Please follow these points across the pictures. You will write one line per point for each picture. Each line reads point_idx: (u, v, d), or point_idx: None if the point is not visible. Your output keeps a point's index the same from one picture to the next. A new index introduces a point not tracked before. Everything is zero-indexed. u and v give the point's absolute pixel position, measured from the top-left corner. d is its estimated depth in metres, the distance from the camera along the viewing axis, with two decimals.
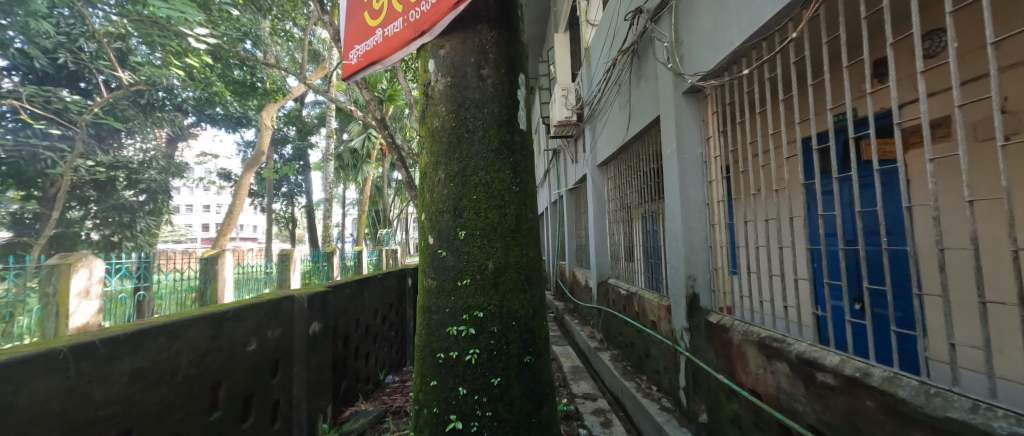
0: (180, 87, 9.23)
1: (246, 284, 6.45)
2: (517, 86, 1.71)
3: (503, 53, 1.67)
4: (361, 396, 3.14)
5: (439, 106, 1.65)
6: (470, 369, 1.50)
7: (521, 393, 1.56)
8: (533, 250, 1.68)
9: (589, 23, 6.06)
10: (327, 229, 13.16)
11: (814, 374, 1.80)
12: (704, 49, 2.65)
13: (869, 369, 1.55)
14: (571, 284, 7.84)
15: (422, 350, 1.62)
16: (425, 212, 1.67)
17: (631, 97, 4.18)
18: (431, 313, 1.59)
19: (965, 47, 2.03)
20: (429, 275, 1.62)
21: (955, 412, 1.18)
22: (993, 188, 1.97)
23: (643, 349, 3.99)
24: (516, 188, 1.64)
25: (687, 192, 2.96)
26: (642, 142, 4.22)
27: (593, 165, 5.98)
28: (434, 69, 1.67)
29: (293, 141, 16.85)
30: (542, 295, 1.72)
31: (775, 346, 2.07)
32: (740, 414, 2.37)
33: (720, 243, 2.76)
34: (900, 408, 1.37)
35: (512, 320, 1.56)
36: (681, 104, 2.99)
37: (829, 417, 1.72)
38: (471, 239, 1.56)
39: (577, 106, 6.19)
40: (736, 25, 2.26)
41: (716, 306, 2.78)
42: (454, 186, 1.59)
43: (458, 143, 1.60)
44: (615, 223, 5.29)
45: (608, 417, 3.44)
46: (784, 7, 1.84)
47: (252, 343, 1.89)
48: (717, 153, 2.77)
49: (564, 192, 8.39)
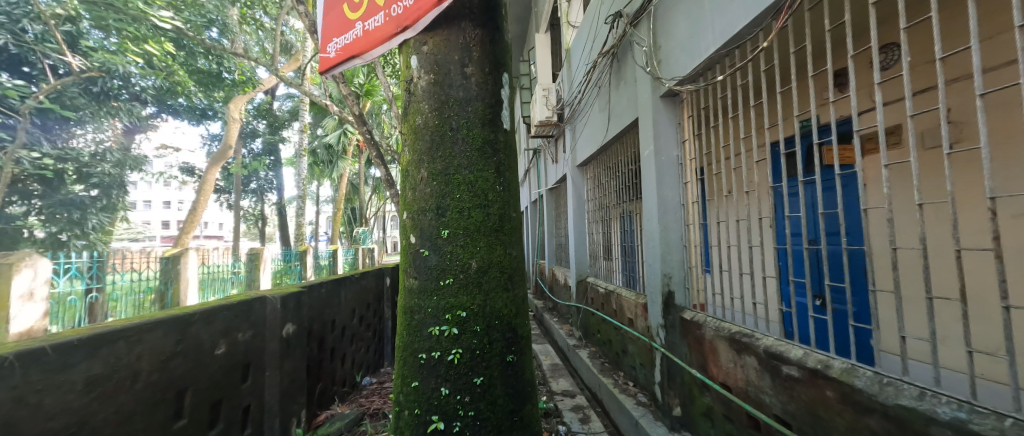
0: (138, 75, 8.62)
1: (212, 285, 6.17)
2: (501, 85, 1.71)
3: (487, 52, 1.67)
4: (337, 398, 3.06)
5: (422, 104, 1.62)
6: (453, 369, 1.49)
7: (504, 391, 1.56)
8: (516, 248, 1.69)
9: (569, 24, 6.11)
10: (300, 227, 12.69)
11: (780, 366, 1.90)
12: (681, 55, 2.73)
13: (830, 361, 1.66)
14: (550, 282, 7.89)
15: (402, 351, 1.60)
16: (406, 210, 1.65)
17: (611, 99, 4.25)
18: (412, 313, 1.57)
19: (916, 61, 2.20)
20: (411, 275, 1.60)
21: (906, 400, 1.28)
22: (939, 192, 2.13)
23: (620, 346, 4.07)
24: (500, 188, 1.64)
25: (663, 193, 3.04)
26: (621, 144, 4.30)
27: (573, 165, 6.05)
28: (416, 66, 1.64)
29: (264, 136, 16.09)
30: (526, 294, 1.72)
31: (744, 341, 2.18)
32: (712, 407, 2.48)
33: (694, 243, 2.86)
34: (857, 397, 1.47)
35: (495, 319, 1.56)
36: (659, 108, 3.07)
37: (793, 407, 1.83)
38: (454, 238, 1.55)
39: (558, 106, 6.26)
40: (711, 32, 2.35)
41: (690, 303, 2.89)
42: (437, 184, 1.58)
43: (441, 141, 1.58)
44: (594, 223, 5.38)
45: (586, 413, 3.52)
46: (757, 16, 1.94)
47: (221, 346, 1.81)
48: (692, 155, 2.87)
49: (543, 191, 8.47)
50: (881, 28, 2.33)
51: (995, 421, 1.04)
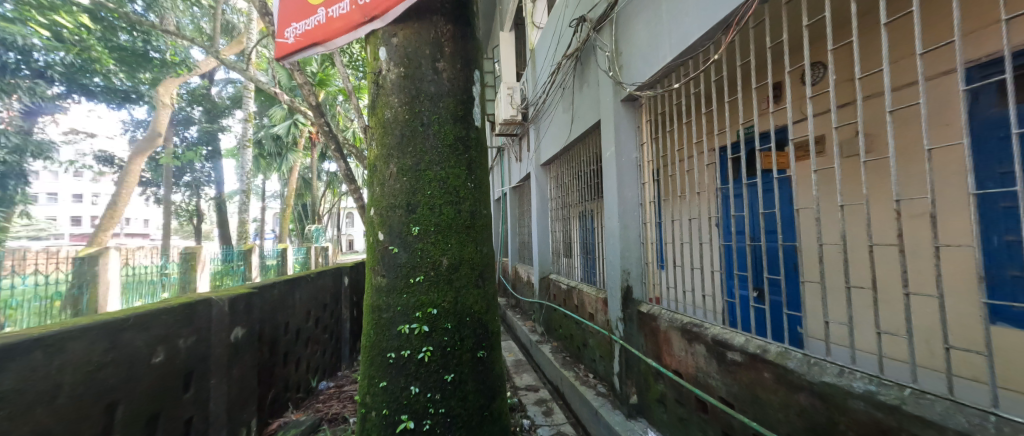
0: (43, 48, 7.44)
1: (138, 288, 5.54)
2: (472, 82, 1.71)
3: (459, 48, 1.66)
4: (291, 405, 2.88)
5: (391, 97, 1.58)
6: (423, 367, 1.48)
7: (474, 387, 1.57)
8: (487, 245, 1.70)
9: (534, 25, 6.20)
10: (243, 224, 11.73)
11: (725, 352, 2.08)
12: (641, 62, 2.89)
13: (767, 345, 1.84)
14: (513, 279, 8.00)
15: (369, 351, 1.55)
16: (374, 207, 1.60)
17: (574, 100, 4.38)
18: (380, 312, 1.53)
19: (840, 78, 2.49)
20: (379, 272, 1.55)
21: (828, 377, 1.47)
22: (856, 195, 2.43)
23: (581, 339, 4.22)
24: (471, 185, 1.64)
25: (623, 192, 3.18)
26: (584, 144, 4.44)
27: (536, 164, 6.15)
28: (385, 57, 1.59)
29: (200, 124, 14.64)
30: (497, 290, 1.74)
31: (695, 331, 2.36)
32: (666, 393, 2.67)
33: (650, 240, 3.03)
34: (789, 376, 1.65)
35: (466, 316, 1.56)
36: (620, 111, 3.21)
37: (736, 389, 2.01)
38: (424, 234, 1.53)
39: (522, 105, 6.36)
40: (668, 43, 2.51)
41: (647, 297, 3.07)
42: (407, 180, 1.55)
43: (411, 136, 1.55)
44: (557, 221, 5.51)
45: (549, 406, 3.70)
46: (709, 30, 2.11)
47: (159, 354, 1.64)
48: (650, 158, 3.04)
49: (507, 190, 8.52)
50: (812, 47, 2.61)
51: (897, 391, 1.24)
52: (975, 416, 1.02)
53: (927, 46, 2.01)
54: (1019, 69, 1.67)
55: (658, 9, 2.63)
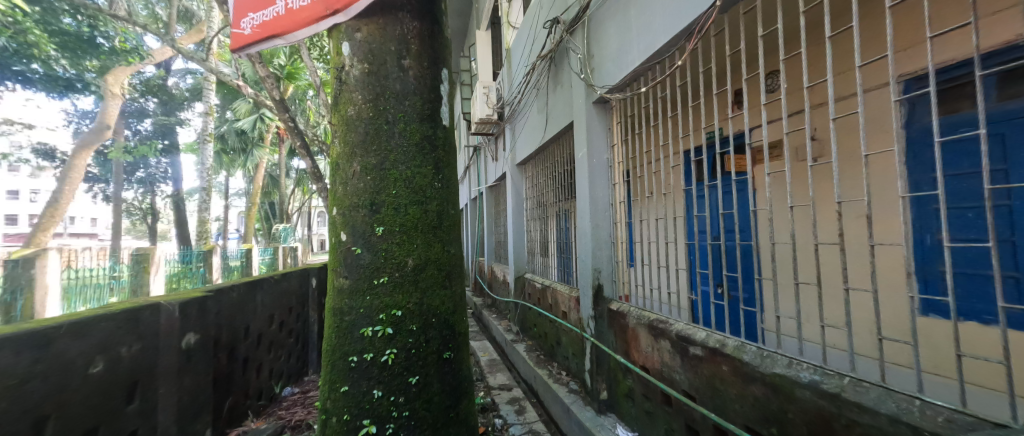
0: None
1: (82, 292, 5.19)
2: (440, 81, 1.69)
3: (426, 46, 1.63)
4: (251, 413, 2.75)
5: (354, 94, 1.53)
6: (387, 370, 1.45)
7: (440, 388, 1.56)
8: (454, 246, 1.69)
9: (510, 24, 6.21)
10: (204, 223, 11.13)
11: (688, 347, 2.16)
12: (611, 65, 2.96)
13: (726, 340, 1.92)
14: (489, 279, 7.99)
15: (330, 355, 1.50)
16: (336, 206, 1.55)
17: (548, 101, 4.42)
18: (342, 314, 1.48)
19: (794, 87, 2.63)
20: (341, 274, 1.51)
21: (779, 368, 1.55)
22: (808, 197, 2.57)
23: (554, 338, 4.27)
24: (438, 184, 1.63)
25: (595, 193, 3.24)
26: (558, 145, 4.49)
27: (512, 163, 6.16)
28: (348, 53, 1.55)
29: (155, 116, 13.77)
30: (464, 291, 1.73)
31: (660, 327, 2.43)
32: (633, 388, 2.74)
33: (621, 240, 3.09)
34: (744, 369, 1.73)
35: (431, 317, 1.55)
36: (591, 113, 3.26)
37: (697, 382, 2.09)
38: (389, 235, 1.50)
39: (498, 105, 6.37)
40: (635, 48, 2.59)
41: (617, 295, 3.14)
42: (372, 179, 1.51)
43: (376, 134, 1.52)
44: (533, 220, 5.54)
45: (522, 405, 3.71)
46: (674, 36, 2.19)
47: (98, 364, 1.53)
48: (620, 159, 3.10)
49: (483, 189, 8.50)
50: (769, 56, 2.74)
51: (837, 380, 1.32)
52: (903, 401, 1.11)
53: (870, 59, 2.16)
54: (945, 83, 1.83)
55: (627, 15, 2.69)
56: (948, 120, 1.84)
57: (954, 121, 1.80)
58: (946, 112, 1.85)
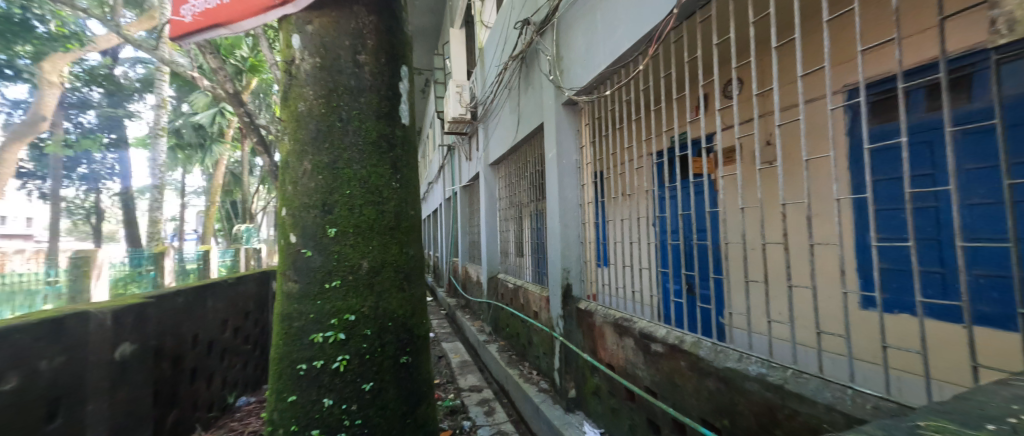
0: None
1: (10, 299, 4.86)
2: (399, 78, 1.65)
3: (383, 41, 1.59)
4: (200, 426, 2.58)
5: (305, 89, 1.47)
6: (338, 377, 1.40)
7: (396, 394, 1.52)
8: (414, 247, 1.65)
9: (483, 23, 6.18)
10: (155, 223, 10.43)
11: (650, 344, 2.20)
12: (578, 68, 2.99)
13: (684, 336, 1.97)
14: (463, 279, 7.92)
15: (278, 362, 1.43)
16: (286, 207, 1.48)
17: (520, 102, 4.42)
18: (290, 320, 1.42)
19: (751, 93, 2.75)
20: (290, 278, 1.44)
21: (729, 362, 1.61)
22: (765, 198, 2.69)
23: (526, 338, 4.27)
24: (396, 184, 1.59)
25: (564, 193, 3.25)
26: (530, 145, 4.50)
27: (484, 164, 6.12)
28: (298, 46, 1.48)
29: (100, 108, 12.80)
30: (424, 293, 1.69)
31: (625, 325, 2.47)
32: (600, 385, 2.77)
33: (590, 240, 3.13)
34: (700, 364, 1.78)
35: (388, 321, 1.50)
36: (561, 115, 3.28)
37: (658, 378, 2.14)
38: (342, 236, 1.45)
39: (471, 104, 6.32)
40: (601, 52, 2.63)
41: (585, 294, 3.18)
42: (323, 179, 1.45)
43: (328, 132, 1.46)
44: (506, 221, 5.53)
45: (492, 406, 3.69)
46: (637, 41, 2.25)
47: (9, 379, 1.38)
48: (589, 160, 3.14)
49: (457, 189, 8.41)
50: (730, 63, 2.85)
51: (781, 372, 1.39)
52: (837, 390, 1.19)
53: (818, 70, 2.28)
54: (877, 95, 1.99)
55: (594, 19, 2.73)
56: (881, 129, 1.99)
57: (887, 129, 1.94)
58: (879, 121, 2.00)
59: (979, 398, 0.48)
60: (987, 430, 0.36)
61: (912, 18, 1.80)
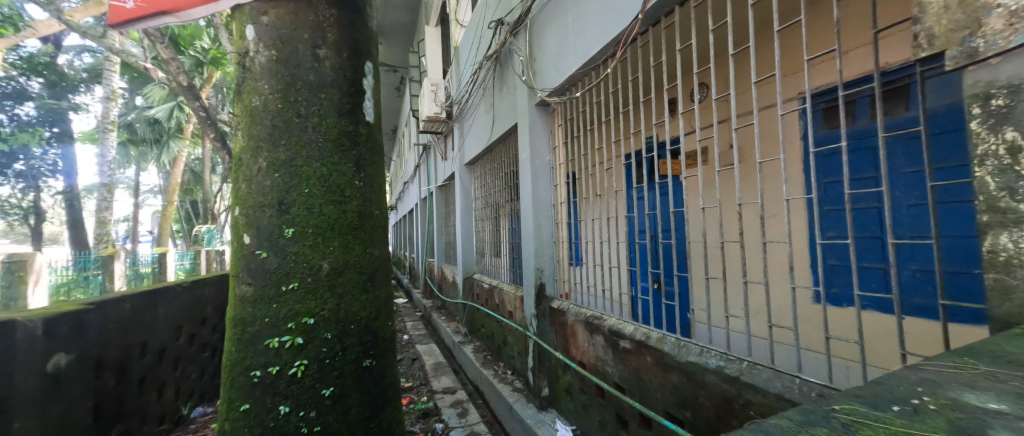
0: None
1: None
2: (363, 74, 1.60)
3: (345, 36, 1.54)
4: None
5: (260, 83, 1.40)
6: (295, 383, 1.34)
7: (358, 399, 1.47)
8: (378, 248, 1.60)
9: (458, 22, 6.13)
10: (104, 224, 9.72)
11: (618, 341, 2.24)
12: (550, 70, 3.02)
13: (650, 332, 2.02)
14: (439, 280, 7.81)
15: (229, 369, 1.36)
16: (239, 206, 1.41)
17: (494, 101, 4.40)
18: (243, 325, 1.35)
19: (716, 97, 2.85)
20: (243, 281, 1.37)
21: (691, 356, 1.66)
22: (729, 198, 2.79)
23: (501, 338, 4.26)
24: (359, 183, 1.54)
25: (537, 193, 3.26)
26: (504, 145, 4.49)
27: (460, 163, 6.07)
28: (252, 37, 1.41)
29: (40, 99, 11.83)
30: (390, 294, 1.65)
31: (595, 323, 2.51)
32: (572, 383, 2.80)
33: (563, 239, 3.15)
34: (664, 360, 1.83)
35: (350, 323, 1.46)
36: (534, 115, 3.29)
37: (626, 374, 2.18)
38: (301, 237, 1.39)
39: (447, 103, 6.26)
40: (572, 55, 2.66)
41: (558, 293, 3.20)
42: (280, 177, 1.39)
43: (285, 128, 1.40)
44: (482, 221, 5.50)
45: (465, 407, 3.65)
46: (606, 44, 2.29)
47: None
48: (562, 161, 3.16)
49: (433, 189, 8.30)
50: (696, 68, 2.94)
51: (737, 365, 1.45)
52: (786, 380, 1.26)
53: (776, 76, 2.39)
54: (826, 102, 2.13)
55: (565, 21, 2.76)
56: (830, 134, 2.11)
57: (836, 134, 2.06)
58: (828, 127, 2.12)
59: (892, 380, 0.56)
60: (892, 409, 0.45)
61: (851, 32, 1.97)
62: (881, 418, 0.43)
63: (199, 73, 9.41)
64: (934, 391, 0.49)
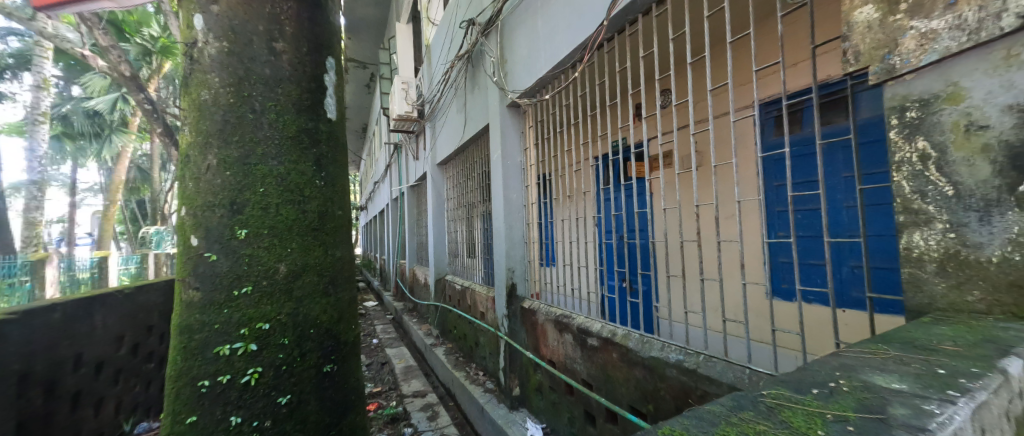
0: None
1: None
2: (325, 69, 1.55)
3: (305, 29, 1.48)
4: None
5: (209, 75, 1.32)
6: (248, 392, 1.28)
7: (317, 406, 1.42)
8: (341, 249, 1.56)
9: (429, 20, 6.04)
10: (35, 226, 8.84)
11: (586, 339, 2.28)
12: (520, 72, 3.04)
13: (615, 329, 2.07)
14: (411, 282, 7.66)
15: (174, 379, 1.27)
16: (186, 206, 1.32)
17: (466, 101, 4.37)
18: (190, 332, 1.26)
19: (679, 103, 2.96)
20: (190, 285, 1.28)
21: (652, 351, 1.72)
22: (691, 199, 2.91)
23: (473, 339, 4.23)
24: (319, 183, 1.49)
25: (508, 194, 3.27)
26: (477, 146, 4.47)
27: (432, 163, 5.99)
28: (201, 27, 1.33)
29: None
30: (353, 297, 1.61)
31: (564, 321, 2.54)
32: (542, 382, 2.82)
33: (534, 239, 3.18)
34: (629, 355, 1.88)
35: (309, 328, 1.41)
36: (505, 116, 3.29)
37: (593, 371, 2.23)
38: (255, 239, 1.33)
39: (418, 102, 6.16)
40: (541, 58, 2.70)
41: (529, 293, 3.22)
42: (232, 175, 1.32)
43: (238, 124, 1.33)
44: (454, 222, 5.45)
45: (435, 410, 3.60)
46: (574, 49, 2.33)
47: None
48: (533, 161, 3.18)
49: (405, 189, 8.13)
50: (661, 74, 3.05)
51: (694, 358, 1.51)
52: (738, 371, 1.33)
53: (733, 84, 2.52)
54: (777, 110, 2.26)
55: (535, 24, 2.79)
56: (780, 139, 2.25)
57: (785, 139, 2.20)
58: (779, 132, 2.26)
59: (815, 367, 0.61)
60: (811, 393, 0.51)
61: (793, 47, 2.21)
62: (801, 401, 0.49)
63: (147, 64, 8.33)
64: (849, 375, 0.56)
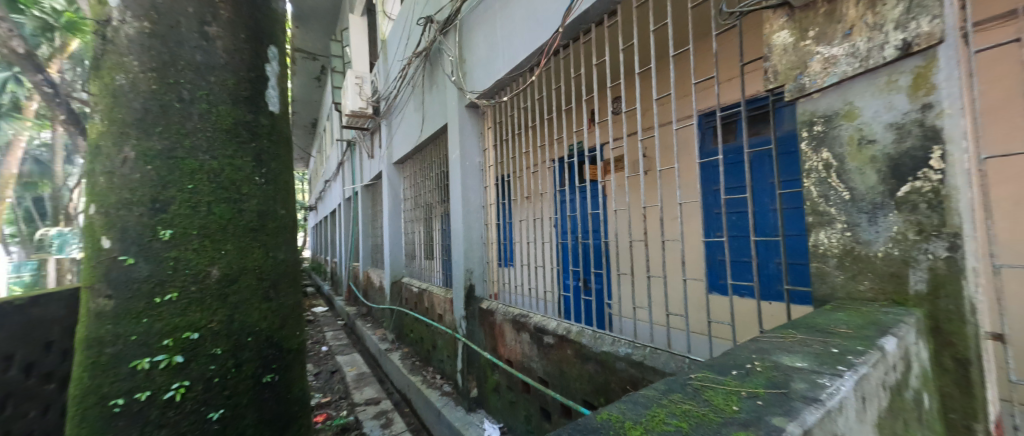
0: None
1: None
2: (265, 60, 1.46)
3: (243, 15, 1.39)
4: None
5: (128, 58, 1.19)
6: (173, 408, 1.16)
7: (256, 419, 1.34)
8: (283, 251, 1.47)
9: (385, 14, 5.85)
10: None
11: (542, 337, 2.32)
12: (479, 73, 3.04)
13: (570, 326, 2.13)
14: (365, 286, 7.36)
15: (79, 400, 1.11)
16: (95, 203, 1.17)
17: (423, 100, 4.29)
18: (101, 345, 1.12)
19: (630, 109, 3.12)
20: (101, 293, 1.14)
21: (603, 346, 1.79)
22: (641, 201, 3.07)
23: (429, 342, 4.15)
24: (259, 180, 1.39)
25: (467, 195, 3.25)
26: (435, 145, 4.40)
27: (387, 162, 5.80)
28: (117, 4, 1.20)
29: None
30: (296, 301, 1.53)
31: (522, 320, 2.58)
32: (499, 381, 2.83)
33: (492, 240, 3.19)
34: (582, 351, 1.94)
35: (247, 335, 1.32)
36: (464, 116, 3.26)
37: (548, 368, 2.27)
38: (182, 240, 1.20)
39: (373, 98, 5.94)
40: (499, 60, 2.72)
41: (487, 293, 3.22)
42: (154, 170, 1.18)
43: (163, 113, 1.21)
44: (411, 223, 5.32)
45: (389, 417, 3.48)
46: (531, 52, 2.37)
47: None
48: (491, 162, 3.19)
49: (358, 189, 7.80)
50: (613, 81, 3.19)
51: (641, 350, 1.59)
52: (680, 360, 1.42)
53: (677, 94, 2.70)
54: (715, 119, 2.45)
55: (493, 27, 2.81)
56: None
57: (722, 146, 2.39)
58: None
59: (737, 351, 0.67)
60: (730, 375, 0.56)
61: (726, 64, 2.41)
62: (722, 381, 0.54)
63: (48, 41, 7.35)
64: (763, 357, 0.62)
